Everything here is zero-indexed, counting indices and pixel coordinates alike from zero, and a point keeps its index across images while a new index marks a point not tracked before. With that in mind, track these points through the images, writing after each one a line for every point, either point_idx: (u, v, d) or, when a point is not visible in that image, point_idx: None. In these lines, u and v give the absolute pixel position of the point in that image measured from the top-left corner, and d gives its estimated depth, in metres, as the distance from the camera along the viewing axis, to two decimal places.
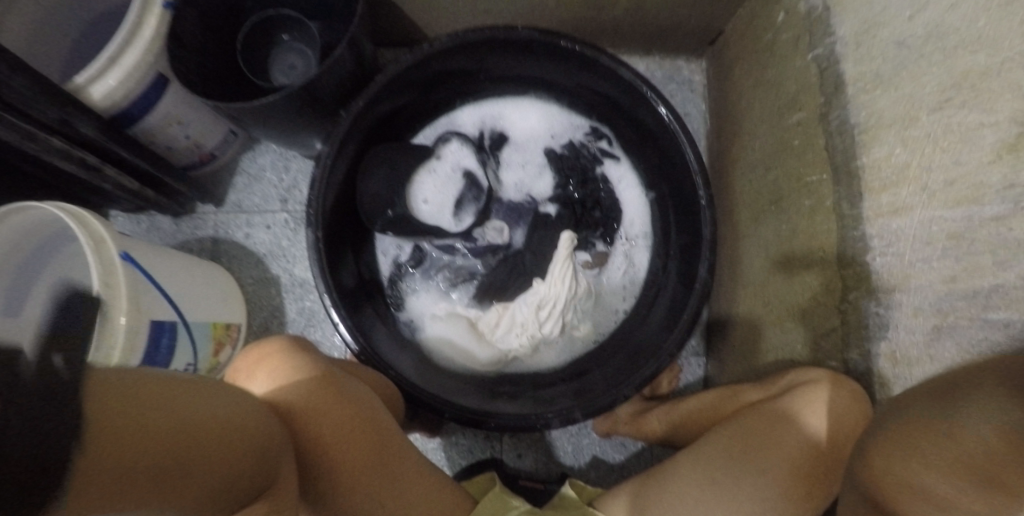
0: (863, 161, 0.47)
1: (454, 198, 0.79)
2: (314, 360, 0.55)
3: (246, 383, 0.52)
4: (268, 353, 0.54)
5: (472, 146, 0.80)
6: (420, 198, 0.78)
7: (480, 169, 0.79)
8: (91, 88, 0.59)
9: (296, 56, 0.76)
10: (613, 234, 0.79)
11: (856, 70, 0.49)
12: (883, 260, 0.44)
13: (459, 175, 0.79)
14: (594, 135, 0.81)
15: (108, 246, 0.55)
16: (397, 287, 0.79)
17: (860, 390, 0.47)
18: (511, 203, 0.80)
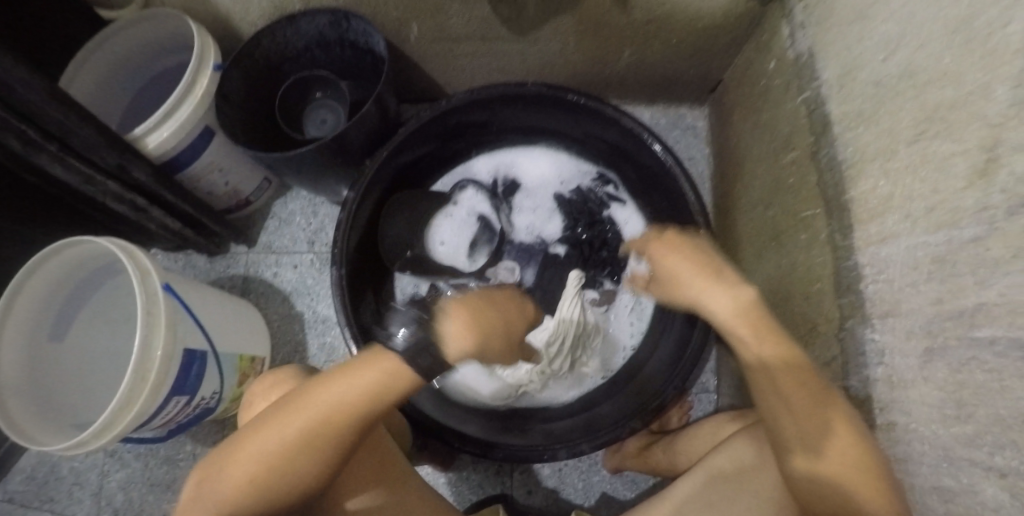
0: (851, 194, 0.49)
1: (469, 240, 0.83)
2: None
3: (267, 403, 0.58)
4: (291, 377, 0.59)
5: (486, 192, 0.84)
6: (438, 240, 0.82)
7: (493, 213, 0.84)
8: (148, 138, 0.67)
9: (327, 111, 0.82)
10: (620, 273, 0.82)
11: (840, 109, 0.52)
12: (875, 287, 0.46)
13: (473, 220, 0.84)
14: (601, 181, 0.85)
15: (151, 276, 0.60)
16: None
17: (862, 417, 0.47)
18: (523, 244, 0.84)
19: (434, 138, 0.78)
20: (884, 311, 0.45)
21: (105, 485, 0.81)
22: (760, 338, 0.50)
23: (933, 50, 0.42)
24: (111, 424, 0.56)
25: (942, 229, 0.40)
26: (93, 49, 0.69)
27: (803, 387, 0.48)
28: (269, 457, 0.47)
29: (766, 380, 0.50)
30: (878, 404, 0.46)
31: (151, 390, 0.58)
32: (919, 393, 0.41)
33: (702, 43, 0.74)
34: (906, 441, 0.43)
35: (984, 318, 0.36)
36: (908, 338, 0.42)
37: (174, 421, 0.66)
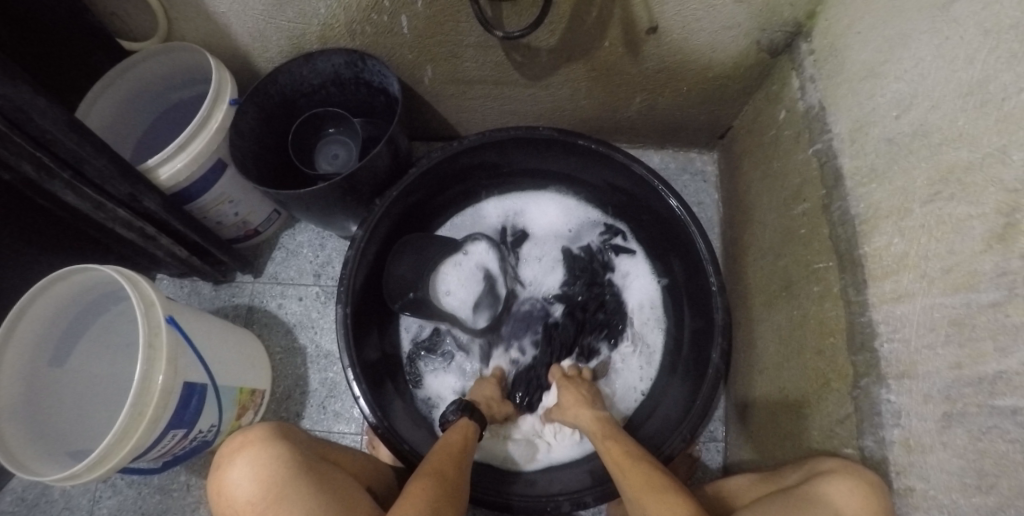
0: (865, 249, 0.49)
1: (474, 297, 0.82)
2: (295, 445, 0.55)
3: (231, 471, 0.53)
4: (252, 440, 0.55)
5: (495, 247, 0.84)
6: (443, 290, 0.82)
7: (500, 273, 0.83)
8: (160, 169, 0.68)
9: (339, 146, 0.83)
10: (617, 335, 0.80)
11: (852, 164, 0.52)
12: (889, 346, 0.45)
13: (479, 274, 0.83)
14: (609, 232, 0.85)
15: (156, 308, 0.59)
16: (415, 364, 0.81)
17: (877, 479, 0.44)
18: (522, 311, 0.82)
19: (438, 183, 0.79)
20: (901, 372, 0.43)
21: (94, 511, 0.79)
22: (634, 469, 0.54)
23: (946, 111, 0.42)
24: (104, 458, 0.55)
25: (960, 291, 0.39)
26: (112, 79, 0.70)
27: (666, 501, 0.49)
28: (440, 485, 0.53)
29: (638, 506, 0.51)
30: (893, 467, 0.43)
31: (148, 424, 0.57)
32: (938, 459, 0.40)
33: (712, 92, 0.75)
34: (924, 507, 0.41)
35: (1005, 386, 0.35)
36: (924, 402, 0.41)
37: (169, 454, 0.65)
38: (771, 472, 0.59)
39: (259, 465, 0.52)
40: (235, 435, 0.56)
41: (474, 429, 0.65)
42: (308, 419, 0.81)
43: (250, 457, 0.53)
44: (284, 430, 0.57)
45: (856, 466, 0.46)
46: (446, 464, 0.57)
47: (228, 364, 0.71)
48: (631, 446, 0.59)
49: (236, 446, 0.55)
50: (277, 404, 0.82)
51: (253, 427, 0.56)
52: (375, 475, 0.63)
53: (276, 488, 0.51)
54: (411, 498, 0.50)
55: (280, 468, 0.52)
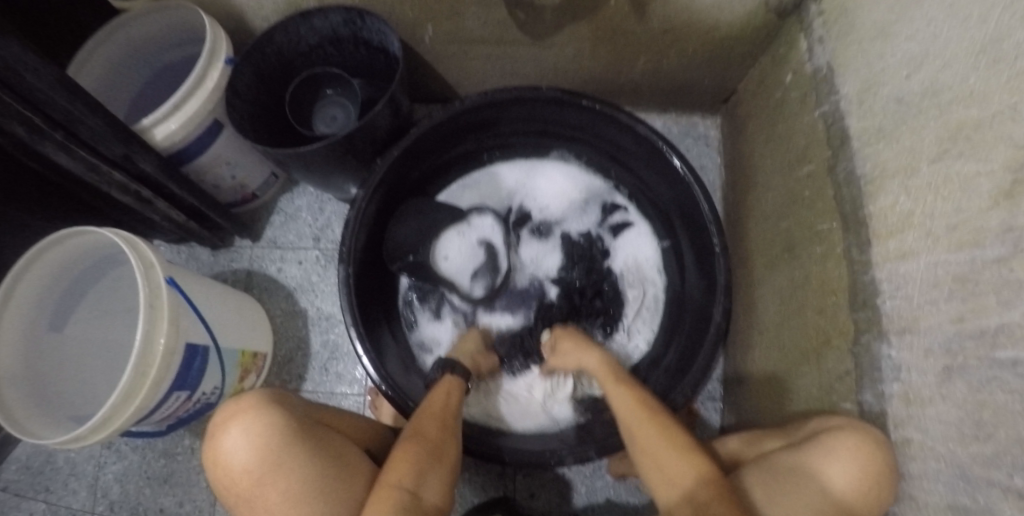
0: (870, 209, 0.50)
1: (472, 268, 0.82)
2: (290, 412, 0.54)
3: (224, 440, 0.51)
4: (244, 409, 0.52)
5: (501, 222, 0.83)
6: (442, 255, 0.81)
7: (502, 247, 0.82)
8: (155, 129, 0.66)
9: (338, 108, 0.82)
10: (613, 324, 0.80)
11: (859, 125, 0.52)
12: (892, 302, 0.46)
13: (480, 249, 0.82)
14: (608, 211, 0.85)
15: (156, 270, 0.59)
16: (408, 309, 0.82)
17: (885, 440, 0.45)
18: (518, 288, 0.83)
19: (431, 148, 0.78)
20: (903, 328, 0.45)
21: (100, 477, 0.79)
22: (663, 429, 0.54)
23: (958, 70, 0.42)
24: (110, 419, 0.55)
25: (965, 248, 0.40)
26: (103, 38, 0.68)
27: (694, 457, 0.52)
28: (429, 453, 0.54)
29: (655, 465, 0.53)
30: (891, 419, 0.45)
31: (151, 386, 0.57)
32: (935, 410, 0.41)
33: (717, 54, 0.74)
34: (920, 457, 0.43)
35: (1007, 338, 0.36)
36: (926, 357, 0.42)
37: (173, 417, 0.65)
38: (772, 431, 0.60)
39: (255, 434, 0.51)
40: (229, 401, 0.54)
41: (458, 385, 0.65)
42: (310, 381, 0.81)
43: (246, 424, 0.51)
44: (279, 397, 0.55)
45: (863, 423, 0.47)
46: (438, 432, 0.57)
47: (230, 328, 0.71)
48: (648, 399, 0.58)
49: (229, 414, 0.53)
50: (280, 367, 0.82)
51: (247, 394, 0.54)
52: (374, 437, 0.64)
53: (274, 459, 0.50)
54: (398, 466, 0.51)
55: (275, 438, 0.51)
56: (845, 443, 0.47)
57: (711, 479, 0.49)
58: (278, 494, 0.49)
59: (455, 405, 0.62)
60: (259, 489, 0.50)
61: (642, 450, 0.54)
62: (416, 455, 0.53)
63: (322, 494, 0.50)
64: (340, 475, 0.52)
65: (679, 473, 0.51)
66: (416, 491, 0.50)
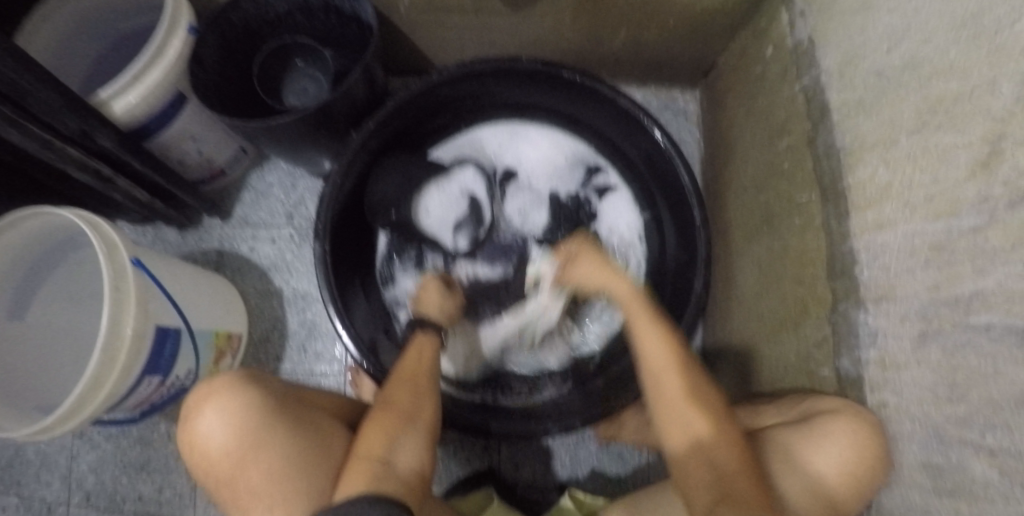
0: (849, 181, 0.51)
1: (455, 220, 0.81)
2: (266, 389, 0.53)
3: (201, 423, 0.51)
4: (217, 389, 0.51)
5: (484, 176, 0.82)
6: (425, 210, 0.79)
7: (486, 199, 0.81)
8: (114, 102, 0.62)
9: (309, 80, 0.79)
10: (595, 289, 0.79)
11: (840, 98, 0.53)
12: (870, 273, 0.47)
13: (463, 199, 0.81)
14: (593, 173, 0.84)
15: (120, 253, 0.56)
16: (389, 263, 0.81)
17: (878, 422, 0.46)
18: (502, 242, 0.83)
19: (409, 124, 0.76)
20: (879, 295, 0.46)
21: (73, 469, 0.75)
22: (690, 380, 0.55)
23: (939, 43, 0.42)
24: (79, 408, 0.53)
25: (941, 218, 0.41)
26: (56, 5, 0.64)
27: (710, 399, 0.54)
28: (401, 420, 0.53)
29: (680, 419, 0.53)
30: (868, 384, 0.47)
31: (121, 372, 0.55)
32: (911, 375, 0.43)
33: (698, 26, 0.73)
34: (896, 418, 0.45)
35: (981, 305, 0.38)
36: (902, 323, 0.44)
37: (147, 402, 0.63)
38: (767, 408, 0.60)
39: (229, 413, 0.50)
40: (202, 383, 0.53)
41: (432, 343, 0.64)
42: (289, 360, 0.79)
43: (221, 405, 0.50)
44: (253, 375, 0.54)
45: (858, 407, 0.48)
46: (413, 398, 0.56)
47: (202, 309, 0.69)
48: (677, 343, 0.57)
49: (203, 395, 0.52)
50: (255, 347, 0.80)
51: (220, 375, 0.53)
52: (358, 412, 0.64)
53: (251, 436, 0.49)
54: (370, 435, 0.51)
55: (251, 415, 0.50)
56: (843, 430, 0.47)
57: (728, 446, 0.50)
58: (259, 470, 0.48)
59: (430, 365, 0.61)
60: (239, 469, 0.49)
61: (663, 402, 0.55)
62: (386, 423, 0.53)
63: (304, 466, 0.49)
64: (319, 448, 0.51)
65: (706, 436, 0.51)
66: (388, 458, 0.50)
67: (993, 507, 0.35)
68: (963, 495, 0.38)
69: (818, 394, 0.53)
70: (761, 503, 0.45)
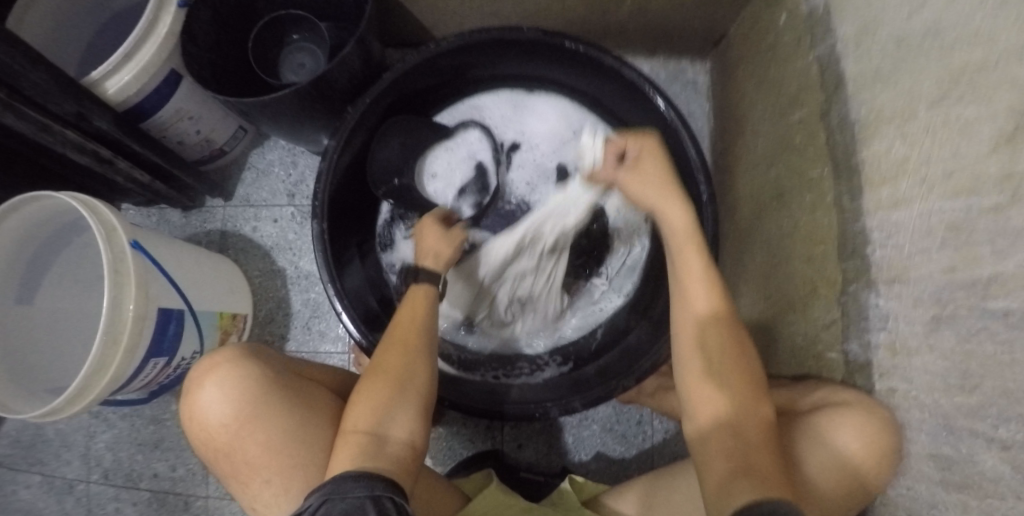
0: (862, 155, 0.48)
1: (459, 184, 0.77)
2: (263, 363, 0.52)
3: (200, 394, 0.50)
4: (218, 362, 0.51)
5: (490, 137, 0.79)
6: (429, 172, 0.77)
7: (492, 164, 0.78)
8: (107, 82, 0.61)
9: (306, 54, 0.77)
10: (594, 267, 0.75)
11: (855, 67, 0.50)
12: (882, 252, 0.45)
13: (469, 163, 0.78)
14: None
15: (118, 235, 0.56)
16: (389, 230, 0.79)
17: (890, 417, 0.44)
18: (506, 211, 0.78)
19: (407, 98, 0.74)
20: (891, 277, 0.44)
21: (91, 446, 0.77)
22: (729, 337, 0.49)
23: (963, 7, 0.39)
24: (87, 390, 0.53)
25: (961, 195, 0.39)
26: None
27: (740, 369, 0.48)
28: (392, 391, 0.51)
29: (711, 382, 0.48)
30: (875, 369, 0.46)
31: (125, 354, 0.55)
32: (923, 361, 0.41)
33: None
34: (903, 407, 0.44)
35: (1000, 289, 0.36)
36: (914, 306, 0.42)
37: (154, 383, 0.64)
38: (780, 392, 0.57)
39: (231, 386, 0.49)
40: (204, 358, 0.53)
41: (430, 295, 0.58)
42: (293, 340, 0.79)
43: (220, 378, 0.50)
44: (255, 349, 0.54)
45: (876, 405, 0.45)
46: (411, 367, 0.53)
47: (206, 291, 0.68)
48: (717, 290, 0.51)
49: (205, 369, 0.51)
50: (261, 327, 0.80)
51: (223, 348, 0.53)
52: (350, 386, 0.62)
53: (254, 409, 0.49)
54: (361, 408, 0.50)
55: (253, 388, 0.50)
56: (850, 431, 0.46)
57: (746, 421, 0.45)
58: (264, 441, 0.49)
59: (427, 322, 0.57)
60: (242, 440, 0.49)
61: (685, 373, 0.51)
62: (379, 395, 0.51)
63: (305, 440, 0.49)
64: (320, 420, 0.51)
65: (733, 404, 0.47)
66: (377, 432, 0.49)
67: (1004, 504, 0.35)
68: (971, 489, 0.37)
69: (832, 384, 0.50)
70: (776, 475, 0.42)
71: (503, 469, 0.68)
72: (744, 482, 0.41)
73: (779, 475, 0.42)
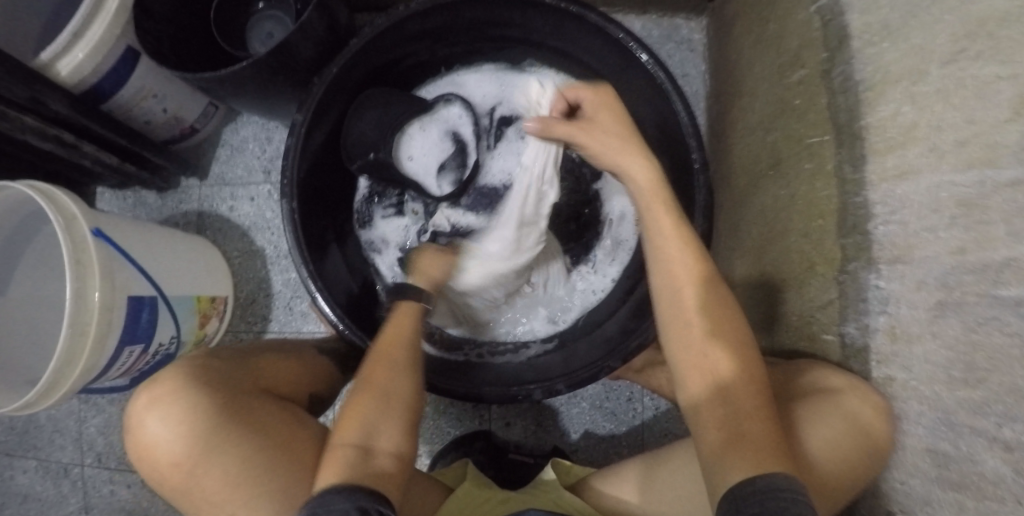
0: (868, 120, 0.43)
1: (439, 160, 0.74)
2: (209, 387, 0.46)
3: (146, 424, 0.45)
4: (163, 391, 0.46)
5: (471, 110, 0.74)
6: (406, 154, 0.73)
7: (473, 138, 0.74)
8: (58, 64, 0.58)
9: (273, 24, 0.73)
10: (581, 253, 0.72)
11: (861, 21, 0.44)
12: (886, 228, 0.42)
13: (447, 141, 0.74)
14: None
15: (79, 222, 0.53)
16: (369, 206, 0.76)
17: (883, 402, 0.42)
18: (487, 189, 0.74)
19: (381, 70, 0.70)
20: (893, 256, 0.41)
21: (84, 432, 0.77)
22: (714, 311, 0.46)
23: None
24: (57, 384, 0.52)
25: (974, 167, 0.36)
26: None
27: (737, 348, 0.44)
28: (380, 406, 0.49)
29: (703, 366, 0.45)
30: (874, 355, 0.43)
31: (95, 345, 0.53)
32: (924, 348, 0.39)
33: None
34: (902, 397, 0.41)
35: (1013, 275, 0.34)
36: (916, 290, 0.39)
37: (135, 370, 0.63)
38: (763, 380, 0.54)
39: (176, 414, 0.44)
40: (140, 387, 0.47)
41: (416, 308, 0.56)
42: (276, 321, 0.77)
43: (165, 409, 0.45)
44: (199, 364, 0.49)
45: (868, 386, 0.43)
46: (390, 377, 0.51)
47: (180, 272, 0.66)
48: (695, 258, 0.48)
49: (144, 403, 0.46)
50: (244, 310, 0.78)
51: (164, 372, 0.47)
52: (299, 394, 0.55)
53: (206, 439, 0.44)
54: (348, 424, 0.48)
55: (199, 419, 0.44)
56: (855, 413, 0.43)
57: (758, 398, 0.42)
58: (214, 476, 0.44)
59: (412, 336, 0.54)
60: (192, 474, 0.44)
61: (688, 348, 0.46)
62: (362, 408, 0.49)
63: (275, 453, 0.45)
64: (283, 438, 0.47)
65: (733, 386, 0.43)
66: (365, 447, 0.46)
67: (1003, 509, 0.33)
68: (969, 489, 0.35)
69: (826, 365, 0.48)
70: (774, 451, 0.39)
71: (492, 450, 0.66)
72: (746, 453, 0.39)
73: (778, 450, 0.39)
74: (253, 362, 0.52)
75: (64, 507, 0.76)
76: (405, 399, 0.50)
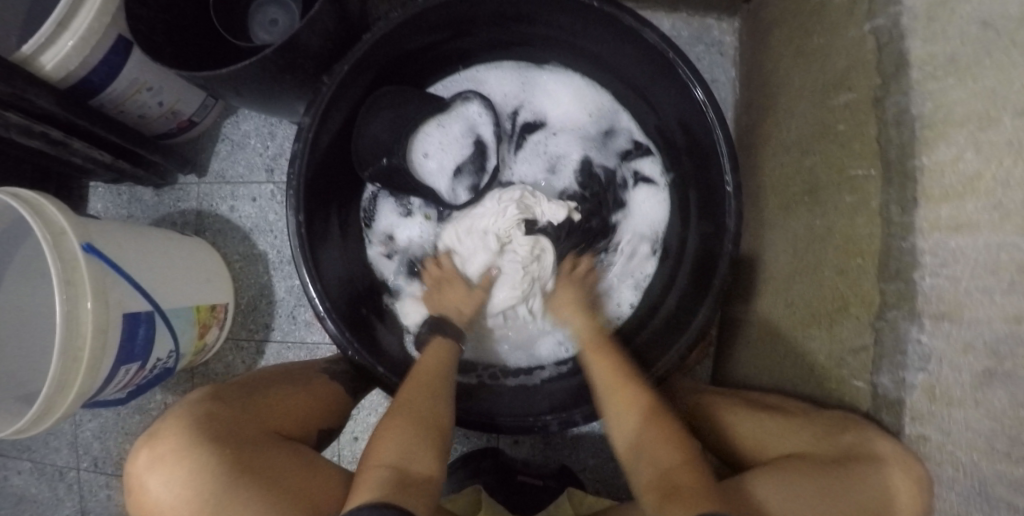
0: (921, 161, 0.40)
1: (456, 162, 0.70)
2: (204, 427, 0.47)
3: (148, 478, 0.46)
4: (159, 444, 0.47)
5: (491, 109, 0.70)
6: (421, 152, 0.69)
7: (493, 140, 0.70)
8: (41, 57, 0.53)
9: (277, 9, 0.69)
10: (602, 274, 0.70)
11: (922, 51, 0.40)
12: (932, 281, 0.39)
13: (467, 140, 0.71)
14: (637, 151, 0.71)
15: (68, 238, 0.50)
16: (375, 204, 0.72)
17: (926, 477, 0.41)
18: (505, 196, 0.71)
19: (396, 64, 0.65)
20: (939, 312, 0.39)
21: (80, 435, 0.76)
22: (625, 388, 0.53)
23: None
24: (52, 408, 0.50)
25: None
26: None
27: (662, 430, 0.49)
28: (413, 427, 0.49)
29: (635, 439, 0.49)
30: (908, 411, 0.42)
31: (88, 368, 0.51)
32: (965, 414, 0.39)
33: None
34: (936, 458, 0.41)
35: None
36: (963, 353, 0.38)
37: (132, 383, 0.61)
38: (768, 436, 0.53)
39: (173, 474, 0.45)
40: (141, 444, 0.48)
41: (451, 347, 0.61)
42: (278, 330, 0.75)
43: (160, 461, 0.46)
44: (200, 410, 0.50)
45: (912, 457, 0.42)
46: (428, 403, 0.52)
47: (178, 281, 0.63)
48: (618, 363, 0.56)
49: (146, 461, 0.47)
50: (244, 316, 0.76)
51: (160, 425, 0.49)
52: (309, 432, 0.56)
53: (201, 480, 0.44)
54: (383, 444, 0.47)
55: (195, 467, 0.44)
56: (893, 486, 0.42)
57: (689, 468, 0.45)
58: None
59: (445, 370, 0.57)
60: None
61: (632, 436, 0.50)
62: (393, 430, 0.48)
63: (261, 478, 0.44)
64: (274, 470, 0.46)
65: (661, 453, 0.47)
66: (401, 464, 0.45)
67: None
68: None
69: (854, 417, 0.46)
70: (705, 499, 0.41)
71: (498, 470, 0.66)
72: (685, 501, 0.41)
73: (710, 497, 0.41)
74: (250, 399, 0.53)
75: (60, 509, 0.76)
76: (442, 423, 0.51)
